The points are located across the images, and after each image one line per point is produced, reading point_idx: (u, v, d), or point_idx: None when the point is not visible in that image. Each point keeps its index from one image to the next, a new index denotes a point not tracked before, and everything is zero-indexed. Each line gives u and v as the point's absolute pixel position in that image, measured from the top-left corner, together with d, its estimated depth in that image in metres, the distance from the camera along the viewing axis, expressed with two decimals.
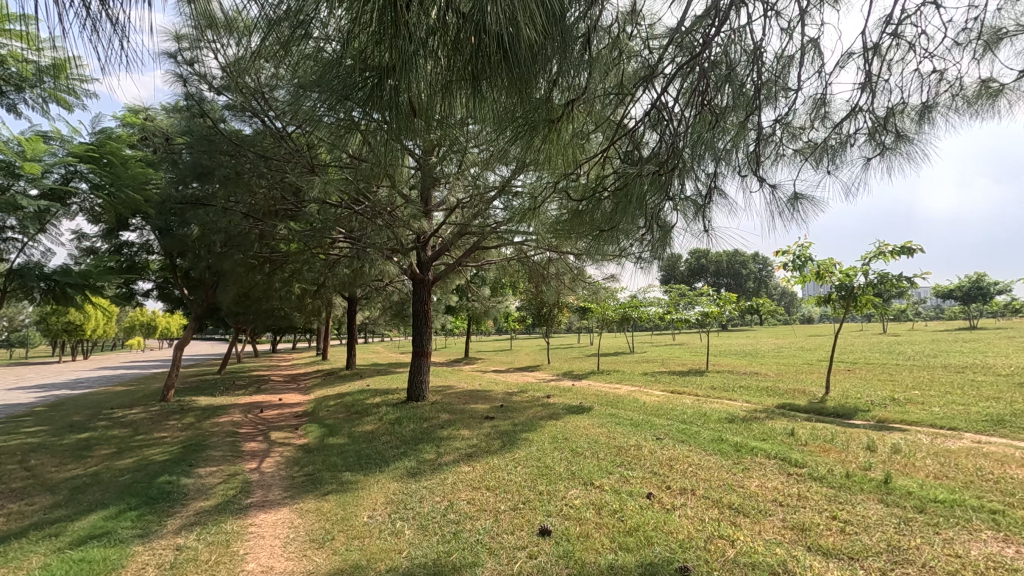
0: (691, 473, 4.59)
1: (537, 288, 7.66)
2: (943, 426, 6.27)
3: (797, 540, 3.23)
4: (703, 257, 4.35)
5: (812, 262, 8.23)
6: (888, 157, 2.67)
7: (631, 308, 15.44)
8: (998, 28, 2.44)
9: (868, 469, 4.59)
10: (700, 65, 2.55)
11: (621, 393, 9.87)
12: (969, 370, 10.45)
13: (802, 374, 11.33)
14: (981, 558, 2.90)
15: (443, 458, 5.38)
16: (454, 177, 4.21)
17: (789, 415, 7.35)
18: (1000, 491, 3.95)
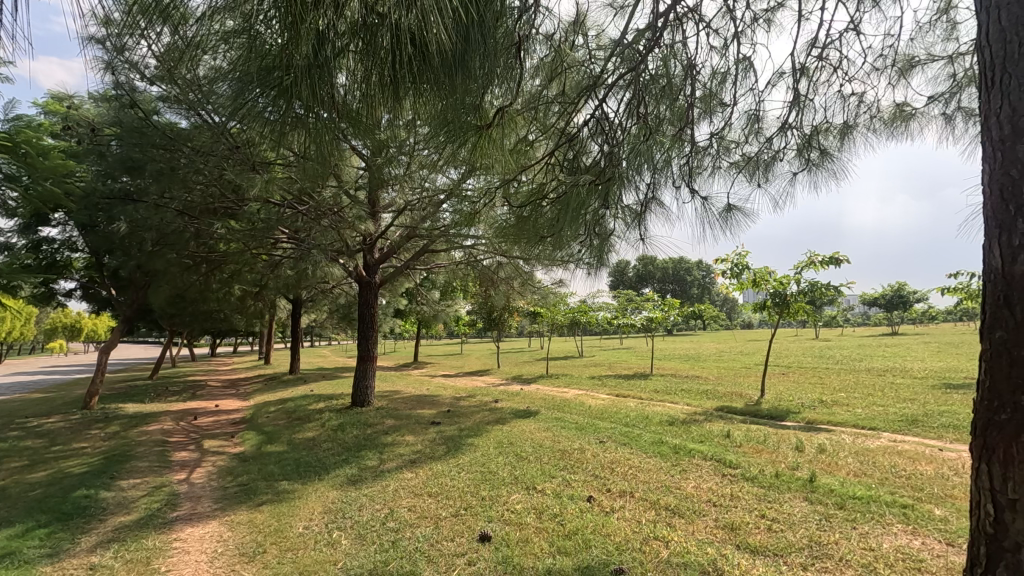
0: (631, 476, 4.69)
1: (487, 293, 7.64)
2: (863, 427, 6.69)
3: (728, 538, 3.36)
4: (649, 264, 4.43)
5: (749, 270, 8.64)
6: (813, 172, 2.81)
7: (580, 313, 15.68)
8: (911, 57, 2.63)
9: (795, 468, 4.83)
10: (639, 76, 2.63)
11: (567, 397, 9.98)
12: (889, 373, 11.22)
13: (739, 377, 11.83)
14: (891, 550, 3.10)
15: (386, 465, 5.28)
16: (402, 181, 4.14)
17: (726, 417, 7.67)
18: (911, 487, 4.24)
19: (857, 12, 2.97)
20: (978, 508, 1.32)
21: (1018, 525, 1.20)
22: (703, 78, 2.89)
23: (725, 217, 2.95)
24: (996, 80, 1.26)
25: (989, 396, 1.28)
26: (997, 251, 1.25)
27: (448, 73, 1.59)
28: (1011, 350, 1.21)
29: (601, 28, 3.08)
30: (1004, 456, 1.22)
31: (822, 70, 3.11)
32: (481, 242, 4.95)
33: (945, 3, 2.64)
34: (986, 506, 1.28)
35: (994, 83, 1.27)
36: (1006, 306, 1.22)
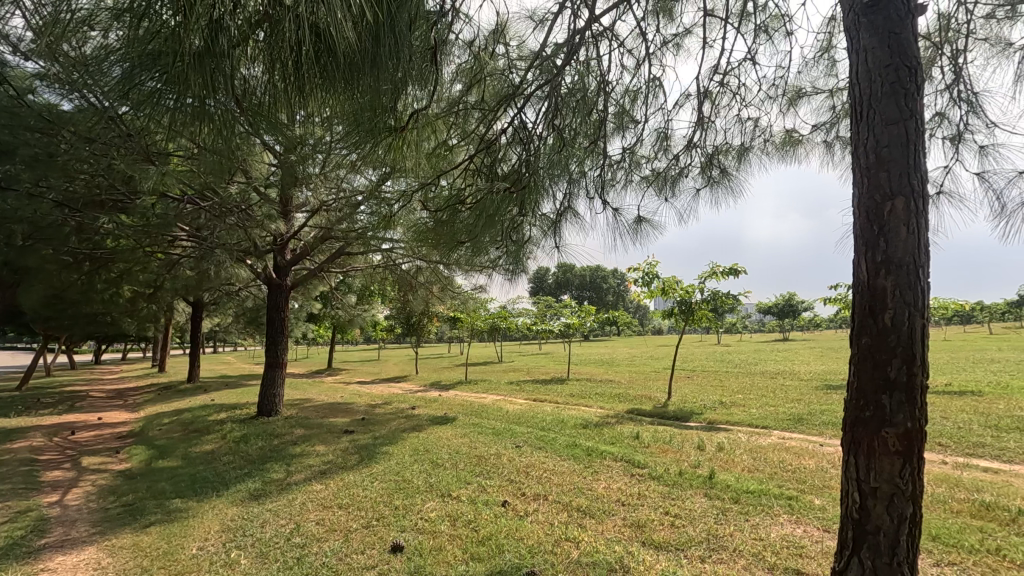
0: (545, 479, 4.77)
1: (406, 298, 7.50)
2: (757, 425, 7.25)
3: (634, 536, 3.50)
4: (567, 271, 4.55)
5: (659, 279, 9.10)
6: (714, 189, 3.02)
7: (500, 318, 15.81)
8: (798, 89, 2.91)
9: (696, 466, 5.14)
10: (556, 88, 2.71)
11: (485, 402, 10.00)
12: (779, 375, 12.25)
13: (649, 380, 12.43)
14: (777, 539, 3.37)
15: (293, 478, 5.02)
16: (318, 182, 3.99)
17: (636, 419, 8.02)
18: (795, 479, 4.65)
19: (754, 44, 3.24)
20: (845, 496, 1.47)
21: (878, 510, 1.37)
22: (617, 95, 3.04)
23: (634, 228, 3.09)
24: (864, 113, 1.43)
25: (857, 396, 1.42)
26: (862, 265, 1.41)
27: (357, 71, 1.56)
28: (875, 354, 1.35)
29: (522, 40, 3.14)
30: (868, 448, 1.37)
31: (723, 95, 3.36)
32: (400, 246, 4.84)
33: (825, 44, 2.95)
34: (852, 494, 1.44)
35: (861, 117, 1.44)
36: (871, 315, 1.37)
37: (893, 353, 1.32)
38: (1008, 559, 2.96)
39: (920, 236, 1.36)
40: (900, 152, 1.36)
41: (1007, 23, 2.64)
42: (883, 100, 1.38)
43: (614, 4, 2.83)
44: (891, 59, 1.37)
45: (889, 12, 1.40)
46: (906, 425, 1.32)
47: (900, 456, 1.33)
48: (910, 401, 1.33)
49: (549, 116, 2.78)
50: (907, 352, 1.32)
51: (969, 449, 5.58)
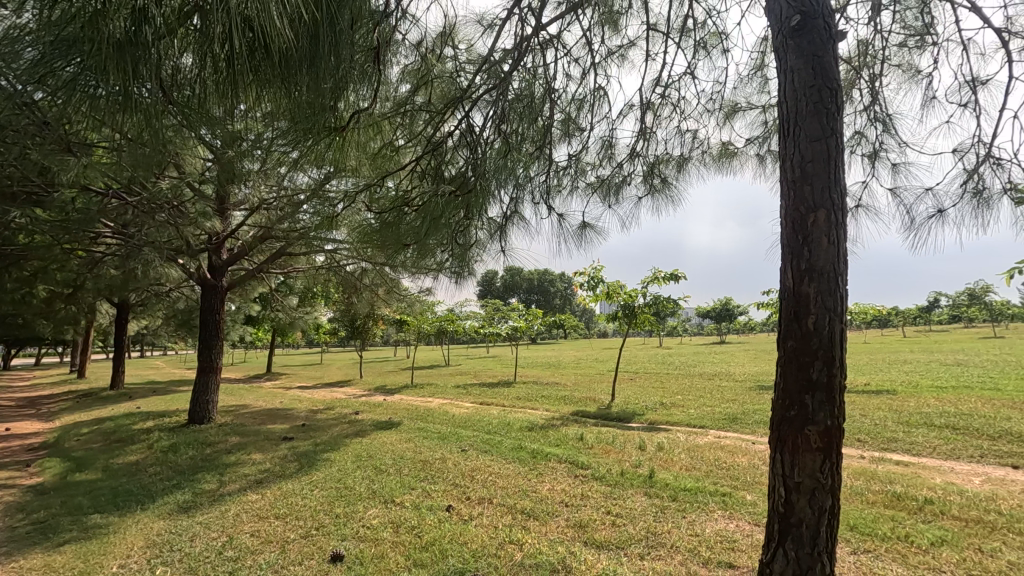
0: (490, 482, 4.77)
1: (350, 301, 7.32)
2: (695, 425, 7.53)
3: (577, 536, 3.56)
4: (515, 275, 4.59)
5: (604, 283, 9.31)
6: (656, 197, 3.13)
7: (448, 321, 15.70)
8: (734, 104, 3.06)
9: (637, 466, 5.29)
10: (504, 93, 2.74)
11: (431, 406, 9.90)
12: (716, 377, 12.79)
13: (594, 383, 12.67)
14: (712, 534, 3.51)
15: (226, 488, 4.79)
16: (257, 180, 3.84)
17: (581, 421, 8.16)
18: (729, 476, 4.87)
19: (694, 60, 3.39)
20: (772, 491, 1.56)
21: (802, 503, 1.46)
22: (564, 103, 3.10)
23: (579, 234, 3.16)
24: (790, 129, 1.53)
25: (783, 396, 1.50)
26: (788, 273, 1.50)
27: (296, 68, 1.52)
28: (799, 356, 1.44)
29: (471, 44, 3.15)
30: (793, 445, 1.46)
31: (664, 106, 3.49)
32: (344, 248, 4.74)
33: (758, 63, 3.12)
34: (778, 490, 1.52)
35: (787, 134, 1.54)
36: (796, 319, 1.46)
37: (816, 355, 1.42)
38: (915, 544, 3.22)
39: (840, 246, 1.47)
40: (823, 167, 1.46)
41: (916, 52, 2.88)
42: (808, 118, 1.48)
43: (561, 14, 2.89)
44: (815, 81, 1.48)
45: (813, 37, 1.51)
46: (826, 423, 1.42)
47: (821, 452, 1.43)
48: (830, 401, 1.42)
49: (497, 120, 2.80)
50: (827, 354, 1.42)
51: (883, 444, 6.02)
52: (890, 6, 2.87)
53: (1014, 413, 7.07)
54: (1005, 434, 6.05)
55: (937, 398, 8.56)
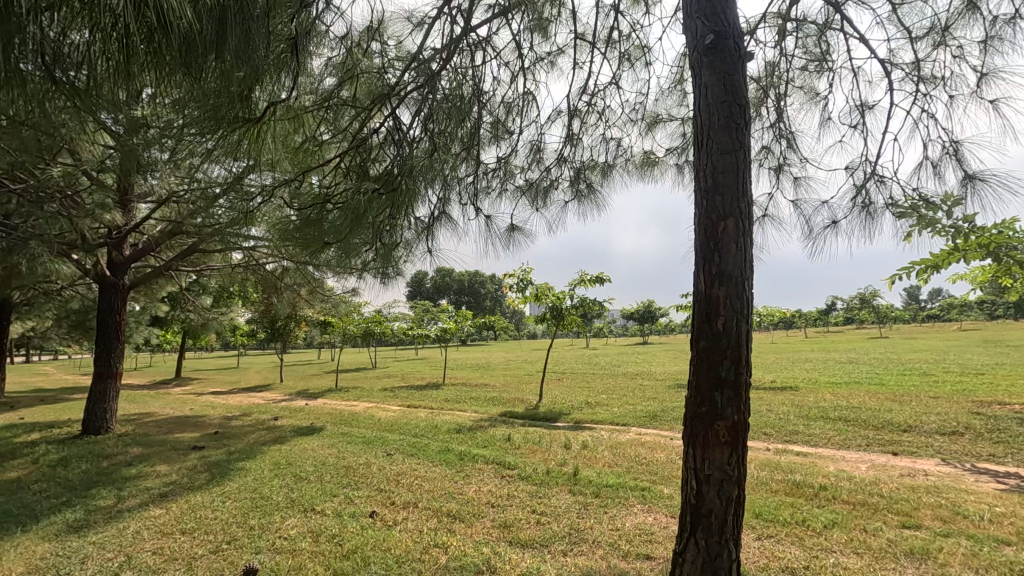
0: (416, 486, 4.70)
1: (270, 302, 6.96)
2: (618, 423, 7.81)
3: (502, 536, 3.58)
4: (444, 275, 4.56)
5: (533, 285, 9.45)
6: (582, 201, 3.21)
7: (375, 323, 15.32)
8: (656, 115, 3.21)
9: (562, 464, 5.40)
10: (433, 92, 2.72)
11: (356, 410, 9.61)
12: (638, 376, 13.34)
13: (523, 383, 12.81)
14: (631, 528, 3.65)
15: (125, 504, 4.41)
16: (167, 171, 3.58)
17: (508, 421, 8.23)
18: (648, 471, 5.09)
19: (619, 70, 3.53)
20: (685, 484, 1.64)
21: (711, 493, 1.54)
22: (493, 105, 3.12)
23: (507, 236, 3.18)
24: (703, 142, 1.62)
25: (694, 394, 1.58)
26: (701, 276, 1.59)
27: (205, 55, 1.43)
28: (710, 356, 1.53)
29: (400, 41, 3.11)
30: (704, 440, 1.55)
31: (590, 114, 3.60)
32: (263, 245, 4.50)
33: (678, 78, 3.29)
34: (691, 482, 1.60)
35: (700, 146, 1.64)
36: (707, 321, 1.54)
37: (725, 355, 1.51)
38: (810, 528, 3.50)
39: (747, 252, 1.57)
40: (732, 178, 1.56)
41: (816, 76, 3.14)
42: (719, 132, 1.59)
43: (491, 17, 2.91)
44: (726, 97, 1.59)
45: (724, 56, 1.61)
46: (734, 418, 1.52)
47: (729, 445, 1.52)
48: (737, 397, 1.52)
49: (426, 119, 2.77)
50: (735, 354, 1.51)
51: (786, 436, 6.51)
52: (793, 32, 3.12)
53: (894, 405, 7.88)
54: (887, 424, 6.73)
55: (832, 393, 9.36)
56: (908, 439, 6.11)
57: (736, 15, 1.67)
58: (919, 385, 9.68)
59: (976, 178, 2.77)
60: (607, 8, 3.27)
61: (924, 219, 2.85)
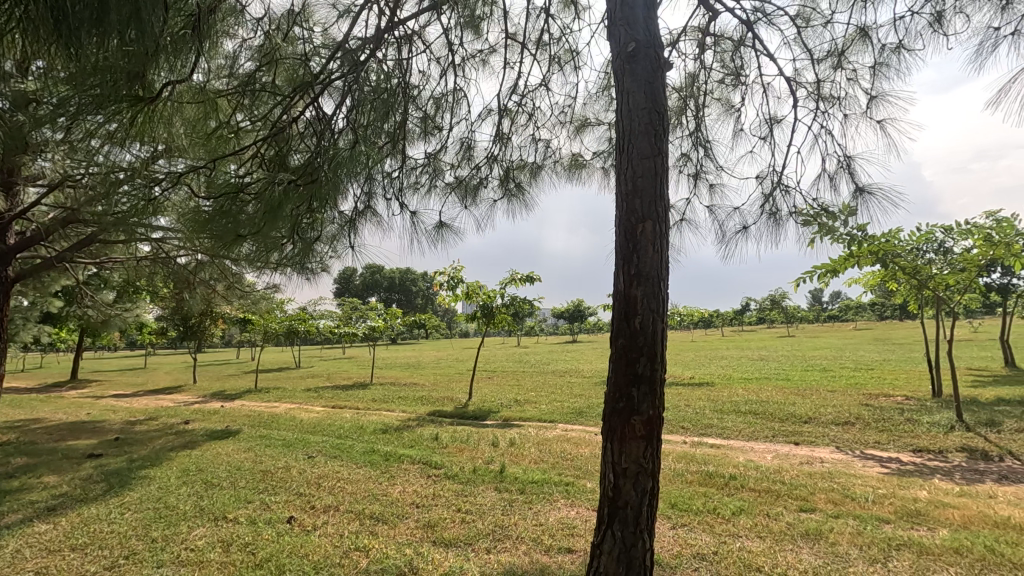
0: (338, 489, 4.54)
1: (179, 300, 6.47)
2: (545, 420, 7.94)
3: (426, 536, 3.54)
4: (374, 272, 4.45)
5: (464, 283, 9.40)
6: (511, 201, 3.23)
7: (299, 321, 14.67)
8: (583, 119, 3.28)
9: (489, 462, 5.42)
10: (360, 83, 2.63)
11: (276, 411, 9.17)
12: (566, 373, 13.63)
13: (452, 382, 12.72)
14: (554, 523, 3.71)
15: (4, 520, 3.96)
16: (59, 152, 3.24)
17: (436, 420, 8.14)
18: (573, 466, 5.20)
19: (549, 72, 3.58)
20: (602, 478, 1.68)
21: (628, 486, 1.59)
22: (422, 100, 3.07)
23: (435, 233, 3.15)
24: (624, 145, 1.67)
25: (613, 390, 1.63)
26: (620, 276, 1.64)
27: (85, 26, 1.31)
28: (627, 353, 1.58)
29: (325, 28, 2.99)
30: (621, 434, 1.59)
31: (520, 114, 3.63)
32: (174, 237, 4.17)
33: (604, 84, 3.38)
34: (608, 477, 1.65)
35: (622, 150, 1.69)
36: (625, 319, 1.59)
37: (641, 352, 1.56)
38: (720, 515, 3.71)
39: (663, 254, 1.64)
40: (650, 181, 1.62)
41: (731, 89, 3.32)
42: (639, 137, 1.64)
43: (421, 9, 2.87)
44: (646, 103, 1.65)
45: (644, 64, 1.67)
46: (649, 413, 1.57)
47: (643, 440, 1.58)
48: (652, 392, 1.58)
49: (351, 110, 2.67)
50: (651, 351, 1.57)
51: (701, 430, 6.86)
52: (712, 47, 3.28)
53: (797, 399, 8.51)
54: (791, 416, 7.26)
55: (743, 388, 9.97)
56: (808, 429, 6.62)
57: (655, 24, 1.73)
58: (819, 379, 10.52)
59: (866, 191, 3.04)
60: (537, 10, 3.30)
61: (824, 226, 3.10)
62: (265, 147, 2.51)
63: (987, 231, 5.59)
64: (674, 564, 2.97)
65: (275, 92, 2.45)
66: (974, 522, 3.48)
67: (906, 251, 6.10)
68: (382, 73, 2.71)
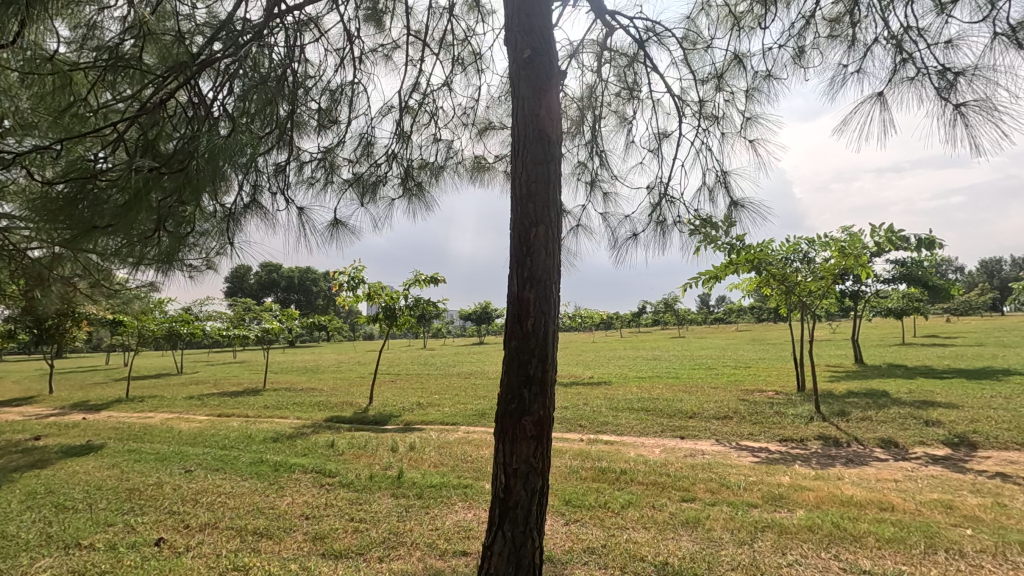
0: (218, 504, 4.19)
1: (29, 300, 5.64)
2: (448, 423, 7.87)
3: (314, 549, 3.36)
4: (267, 272, 4.17)
5: (366, 283, 9.09)
6: (412, 201, 3.16)
7: (181, 322, 13.44)
8: (486, 123, 3.29)
9: (386, 468, 5.26)
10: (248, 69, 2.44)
11: (149, 422, 8.30)
12: (472, 375, 13.65)
13: (352, 386, 12.25)
14: (451, 526, 3.68)
15: None
16: None
17: (333, 426, 7.79)
18: (472, 469, 5.19)
19: (452, 74, 3.55)
20: (494, 479, 1.67)
21: (518, 487, 1.60)
22: (317, 92, 2.91)
23: (332, 231, 3.01)
24: (519, 151, 1.69)
25: (504, 392, 1.63)
26: (515, 279, 1.64)
27: None
28: (520, 354, 1.59)
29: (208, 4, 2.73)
30: (512, 435, 1.59)
31: (422, 114, 3.56)
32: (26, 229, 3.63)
33: (506, 89, 3.41)
34: (499, 477, 1.64)
35: (516, 154, 1.70)
36: (518, 322, 1.60)
37: (533, 353, 1.58)
38: (610, 509, 3.87)
39: (555, 257, 1.67)
40: (543, 187, 1.65)
41: (626, 103, 3.49)
42: (533, 143, 1.67)
43: None
44: (539, 111, 1.67)
45: (538, 71, 1.70)
46: (539, 413, 1.59)
47: (534, 440, 1.59)
48: (543, 393, 1.60)
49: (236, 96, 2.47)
50: (541, 352, 1.59)
51: (598, 427, 7.14)
52: (608, 61, 3.42)
53: (685, 396, 9.12)
54: (678, 412, 7.77)
55: (637, 386, 10.53)
56: (693, 424, 7.11)
57: (550, 34, 1.77)
58: (704, 377, 11.35)
59: (740, 204, 3.32)
60: (441, 10, 3.27)
61: (708, 235, 3.33)
62: (131, 130, 2.14)
63: (841, 244, 6.33)
64: (565, 559, 3.05)
65: (145, 69, 2.07)
66: (824, 501, 3.91)
67: (776, 260, 6.75)
68: (274, 60, 2.51)
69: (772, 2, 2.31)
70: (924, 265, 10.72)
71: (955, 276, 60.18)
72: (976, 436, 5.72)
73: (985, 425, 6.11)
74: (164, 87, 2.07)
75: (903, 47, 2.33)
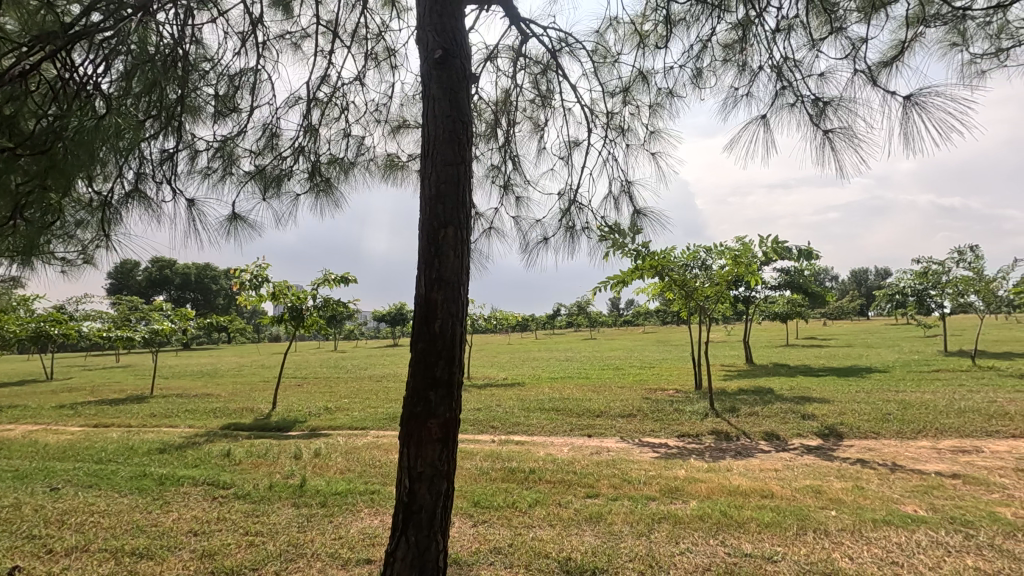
0: (89, 525, 3.77)
1: None
2: (357, 427, 7.61)
3: (202, 567, 3.12)
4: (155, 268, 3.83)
5: (270, 282, 8.57)
6: (320, 197, 3.03)
7: (52, 322, 11.98)
8: (400, 121, 3.23)
9: (288, 476, 4.99)
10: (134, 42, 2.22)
11: (8, 436, 7.31)
12: (385, 378, 13.32)
13: (254, 391, 11.54)
14: (355, 534, 3.56)
15: None
16: None
17: (230, 434, 7.28)
18: (380, 474, 5.06)
19: (364, 68, 3.45)
20: (398, 484, 1.63)
21: (423, 491, 1.57)
22: (215, 76, 2.71)
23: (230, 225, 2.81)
24: (429, 151, 1.66)
25: (411, 395, 1.60)
26: (424, 281, 1.61)
27: None
28: (426, 357, 1.56)
29: None
30: (416, 439, 1.57)
31: (332, 107, 3.42)
32: None
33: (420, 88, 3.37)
34: (404, 481, 1.60)
35: (427, 154, 1.68)
36: (425, 323, 1.58)
37: (440, 355, 1.56)
38: (518, 508, 3.92)
39: (464, 260, 1.66)
40: (452, 189, 1.64)
41: (539, 109, 3.56)
42: (444, 144, 1.65)
43: None
44: (451, 112, 1.66)
45: (450, 73, 1.69)
46: (445, 415, 1.58)
47: (439, 443, 1.57)
48: (449, 395, 1.59)
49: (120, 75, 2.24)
50: (449, 354, 1.58)
51: (510, 428, 7.21)
52: (523, 68, 3.48)
53: (593, 395, 9.43)
54: (587, 411, 8.03)
55: (550, 387, 10.76)
56: (600, 423, 7.38)
57: (462, 37, 1.77)
58: (612, 377, 11.84)
59: (643, 212, 3.50)
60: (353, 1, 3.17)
61: (615, 241, 3.48)
62: None
63: (734, 253, 6.85)
64: (471, 560, 3.05)
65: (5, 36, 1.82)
66: (715, 492, 4.21)
67: (677, 266, 7.18)
68: (164, 37, 2.30)
69: (673, 24, 2.45)
70: (805, 274, 11.84)
71: (832, 284, 67.03)
72: (843, 427, 6.40)
73: (850, 417, 6.85)
74: (29, 58, 1.83)
75: (783, 75, 2.57)
